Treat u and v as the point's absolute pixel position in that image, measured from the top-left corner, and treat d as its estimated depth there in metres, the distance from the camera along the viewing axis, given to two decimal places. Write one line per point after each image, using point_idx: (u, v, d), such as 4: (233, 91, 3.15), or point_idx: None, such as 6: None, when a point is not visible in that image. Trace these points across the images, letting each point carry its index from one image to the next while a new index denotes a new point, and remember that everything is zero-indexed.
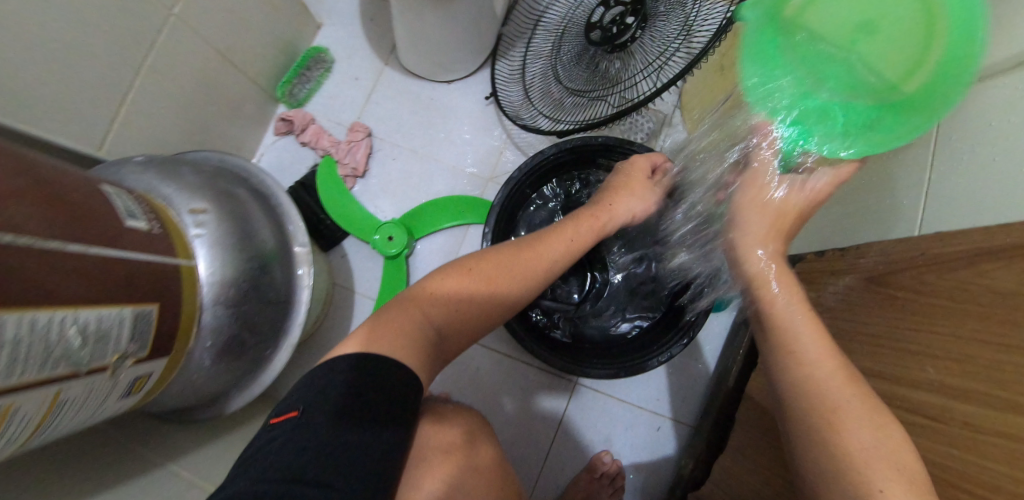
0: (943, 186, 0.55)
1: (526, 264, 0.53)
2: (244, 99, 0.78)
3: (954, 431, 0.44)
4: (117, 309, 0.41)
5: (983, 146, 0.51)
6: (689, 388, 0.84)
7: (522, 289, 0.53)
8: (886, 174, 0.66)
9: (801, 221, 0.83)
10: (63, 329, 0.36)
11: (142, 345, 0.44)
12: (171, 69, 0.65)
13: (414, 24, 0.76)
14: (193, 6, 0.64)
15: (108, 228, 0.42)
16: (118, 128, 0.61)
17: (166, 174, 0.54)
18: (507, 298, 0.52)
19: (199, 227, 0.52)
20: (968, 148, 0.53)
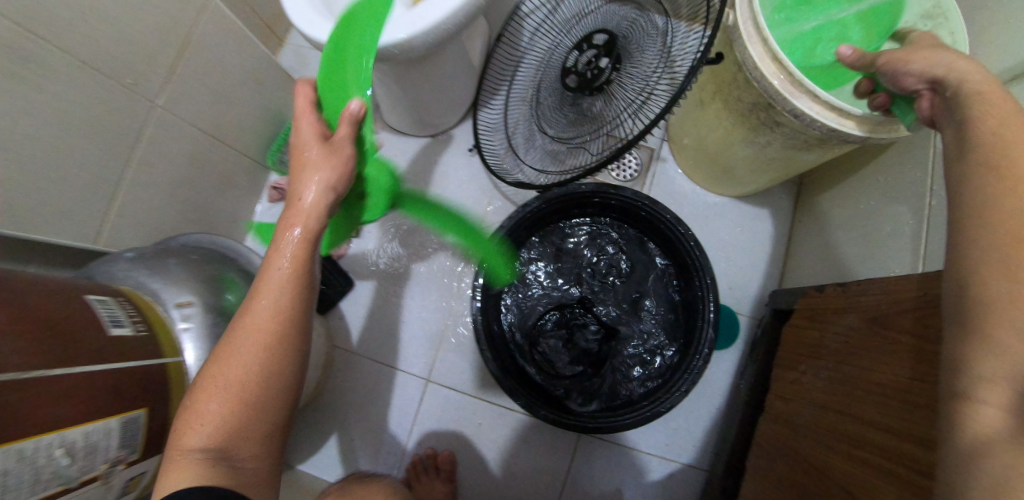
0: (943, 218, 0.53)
1: (244, 340, 0.44)
2: (234, 172, 0.80)
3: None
4: (104, 421, 0.42)
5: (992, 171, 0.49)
6: (699, 431, 0.81)
7: (251, 366, 0.44)
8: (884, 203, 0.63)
9: (805, 248, 0.79)
10: (50, 452, 0.38)
11: (131, 449, 0.45)
12: (158, 156, 0.67)
13: (391, 87, 0.77)
14: (176, 95, 0.67)
15: (94, 341, 0.43)
16: (111, 221, 0.63)
17: (154, 268, 0.56)
18: (253, 368, 0.44)
19: (186, 320, 0.54)
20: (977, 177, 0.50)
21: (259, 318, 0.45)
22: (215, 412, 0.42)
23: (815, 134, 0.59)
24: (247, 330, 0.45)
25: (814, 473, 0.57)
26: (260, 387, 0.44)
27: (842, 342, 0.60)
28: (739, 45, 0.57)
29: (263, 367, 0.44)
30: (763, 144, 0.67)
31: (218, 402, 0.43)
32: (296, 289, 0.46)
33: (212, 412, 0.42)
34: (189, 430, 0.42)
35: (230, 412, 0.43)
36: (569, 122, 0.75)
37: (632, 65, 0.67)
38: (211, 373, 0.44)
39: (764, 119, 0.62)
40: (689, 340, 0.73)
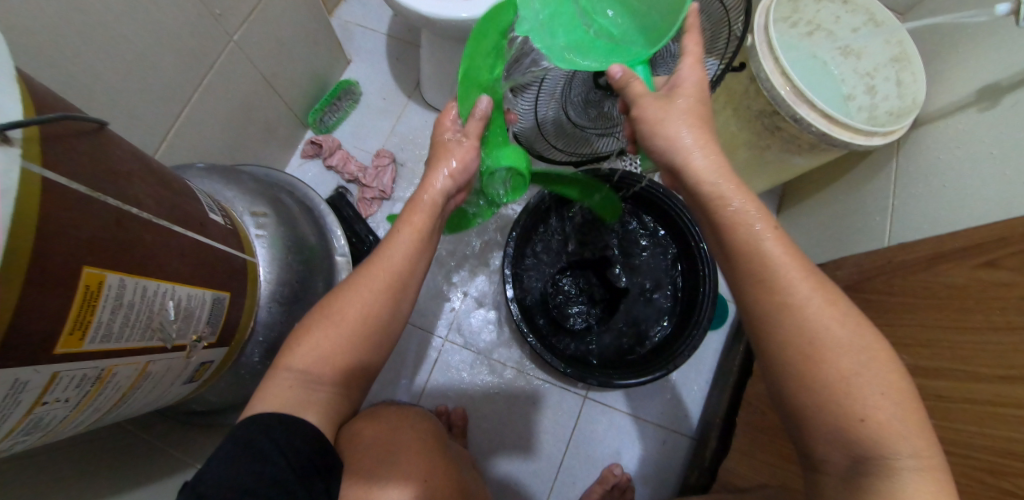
0: (915, 211, 0.68)
1: (359, 284, 0.49)
2: (277, 123, 0.83)
3: (933, 405, 0.52)
4: (203, 291, 0.43)
5: (950, 172, 0.65)
6: (689, 402, 0.89)
7: (368, 307, 0.48)
8: (863, 200, 0.79)
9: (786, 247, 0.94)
10: (163, 302, 0.38)
11: (216, 328, 0.46)
12: (222, 88, 0.69)
13: (442, 65, 0.85)
14: (248, 35, 0.70)
15: (198, 215, 0.45)
16: (170, 139, 0.64)
17: (226, 180, 0.58)
18: (365, 310, 0.48)
19: (259, 228, 0.56)
20: (941, 179, 0.66)
21: (382, 272, 0.50)
22: (324, 336, 0.47)
23: (808, 138, 0.72)
24: (369, 276, 0.50)
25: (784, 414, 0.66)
26: (367, 325, 0.48)
27: None
28: (754, 60, 0.72)
29: (377, 312, 0.49)
30: (762, 148, 0.81)
31: (325, 331, 0.47)
32: (415, 248, 0.52)
33: (323, 338, 0.47)
34: (302, 352, 0.46)
35: (334, 340, 0.47)
36: None
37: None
38: (327, 305, 0.49)
39: (766, 125, 0.76)
40: (691, 313, 0.81)
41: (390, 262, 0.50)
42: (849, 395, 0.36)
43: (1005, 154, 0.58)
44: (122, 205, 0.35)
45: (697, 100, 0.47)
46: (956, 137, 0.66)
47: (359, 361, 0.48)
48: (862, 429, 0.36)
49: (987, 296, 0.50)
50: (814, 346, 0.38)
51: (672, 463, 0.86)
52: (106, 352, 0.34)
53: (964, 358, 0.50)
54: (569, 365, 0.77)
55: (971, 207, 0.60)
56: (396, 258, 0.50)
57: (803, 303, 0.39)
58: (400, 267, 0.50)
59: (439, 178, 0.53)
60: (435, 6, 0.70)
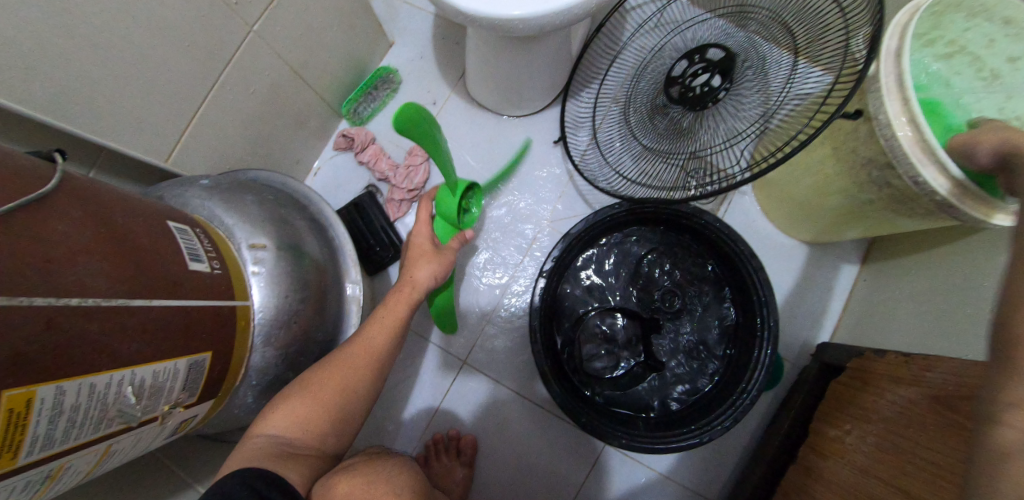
0: None
1: (336, 364, 0.52)
2: (308, 113, 0.77)
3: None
4: (174, 362, 0.39)
5: None
6: (718, 464, 0.81)
7: (347, 382, 0.52)
8: None
9: (865, 308, 0.79)
10: (121, 389, 0.34)
11: (194, 389, 0.43)
12: (241, 83, 0.64)
13: (488, 60, 0.74)
14: (274, 23, 0.63)
15: (174, 273, 0.40)
16: (186, 140, 0.60)
17: (229, 203, 0.53)
18: (346, 385, 0.52)
19: (258, 263, 0.52)
20: None
21: (360, 352, 0.54)
22: (306, 402, 0.49)
23: (929, 205, 0.57)
24: (350, 354, 0.54)
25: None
26: (342, 403, 0.51)
27: (899, 412, 0.58)
28: (875, 97, 0.55)
29: (348, 386, 0.52)
30: (862, 201, 0.66)
31: (301, 400, 0.49)
32: (395, 329, 0.58)
33: (299, 409, 0.48)
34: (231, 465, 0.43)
35: (310, 418, 0.49)
36: (658, 133, 0.72)
37: (738, 91, 0.63)
38: (304, 380, 0.51)
39: (874, 177, 0.60)
40: (739, 380, 0.71)
41: (366, 345, 0.55)
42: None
43: None
44: (55, 302, 0.30)
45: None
46: None
47: (321, 438, 0.49)
48: None
49: None
50: None
51: None
52: (49, 457, 0.31)
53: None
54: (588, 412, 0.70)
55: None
56: (378, 341, 0.56)
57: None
58: (382, 350, 0.56)
59: (424, 279, 0.62)
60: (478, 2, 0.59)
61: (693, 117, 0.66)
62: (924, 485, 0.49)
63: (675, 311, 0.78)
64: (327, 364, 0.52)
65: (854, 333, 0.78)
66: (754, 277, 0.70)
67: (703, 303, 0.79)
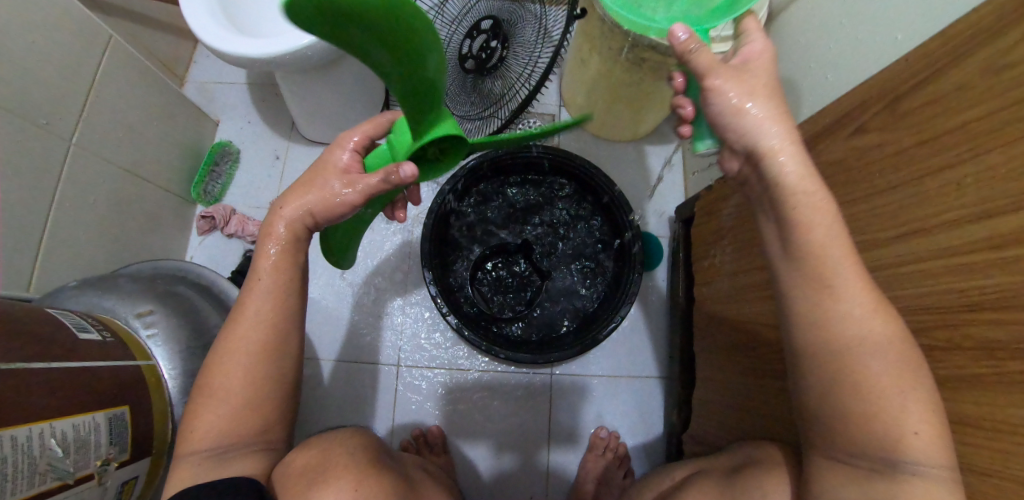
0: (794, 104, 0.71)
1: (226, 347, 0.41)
2: (159, 209, 0.80)
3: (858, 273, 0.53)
4: (92, 416, 0.42)
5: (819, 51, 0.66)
6: (650, 343, 0.91)
7: (247, 374, 0.40)
8: None
9: (694, 168, 0.94)
10: (44, 442, 0.37)
11: (124, 444, 0.45)
12: (80, 197, 0.67)
13: (306, 99, 0.82)
14: (92, 133, 0.67)
15: (64, 343, 0.43)
16: (40, 264, 0.62)
17: (103, 290, 0.56)
18: (244, 378, 0.40)
19: (150, 327, 0.54)
20: (814, 63, 0.67)
21: (246, 330, 0.41)
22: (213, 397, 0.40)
23: (673, 61, 0.72)
24: (232, 338, 0.41)
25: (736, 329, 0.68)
26: (255, 392, 0.41)
27: (734, 217, 0.71)
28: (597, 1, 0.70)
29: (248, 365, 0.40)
30: (638, 82, 0.80)
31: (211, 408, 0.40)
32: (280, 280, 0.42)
33: (212, 414, 0.40)
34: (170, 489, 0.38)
35: (227, 417, 0.40)
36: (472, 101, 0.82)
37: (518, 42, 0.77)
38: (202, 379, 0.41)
39: (632, 59, 0.75)
40: (623, 259, 0.81)
41: (255, 314, 0.41)
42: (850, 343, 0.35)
43: (856, 19, 0.60)
44: None
45: (769, 74, 0.40)
46: (805, 16, 0.70)
47: (264, 431, 0.42)
48: (914, 439, 0.33)
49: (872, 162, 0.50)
50: (877, 404, 0.34)
51: (650, 407, 0.89)
52: None
53: (869, 220, 0.51)
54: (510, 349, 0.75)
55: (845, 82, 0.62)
56: (266, 301, 0.42)
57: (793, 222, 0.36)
58: (280, 312, 0.42)
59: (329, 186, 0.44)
60: (266, 45, 0.67)
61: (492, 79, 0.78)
62: None
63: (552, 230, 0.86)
64: (215, 353, 0.41)
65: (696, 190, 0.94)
66: (594, 177, 0.81)
67: (577, 214, 0.87)
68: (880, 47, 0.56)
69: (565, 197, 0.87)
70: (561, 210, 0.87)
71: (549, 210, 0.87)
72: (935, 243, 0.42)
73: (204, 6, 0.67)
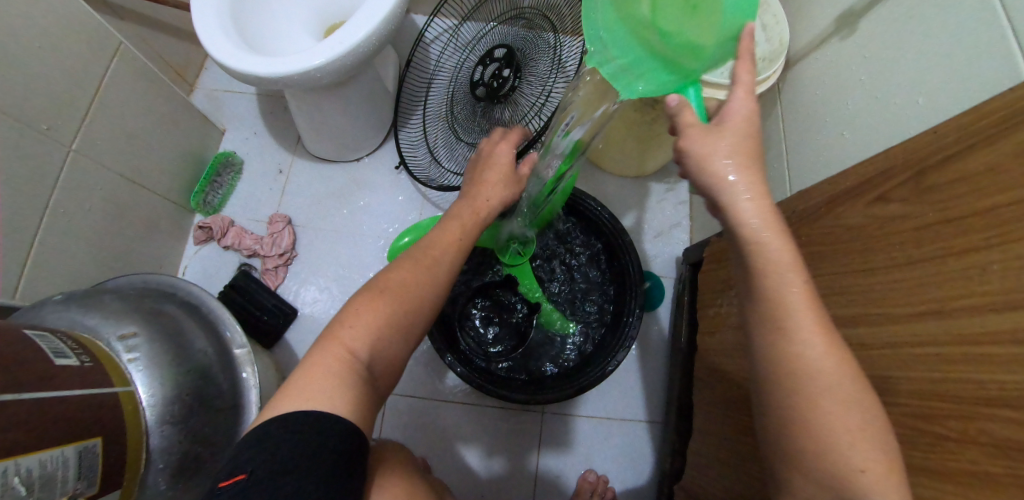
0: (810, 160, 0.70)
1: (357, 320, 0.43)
2: (157, 217, 0.79)
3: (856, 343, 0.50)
4: (60, 449, 0.40)
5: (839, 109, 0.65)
6: (646, 385, 0.89)
7: (366, 349, 0.42)
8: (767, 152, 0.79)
9: (702, 211, 0.93)
10: (5, 481, 0.35)
11: (92, 478, 0.43)
12: (76, 204, 0.65)
13: (314, 116, 0.81)
14: (94, 139, 0.66)
15: (38, 370, 0.42)
16: (28, 271, 0.60)
17: (87, 307, 0.54)
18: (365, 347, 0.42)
19: (132, 351, 0.53)
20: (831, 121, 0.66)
21: (385, 298, 0.44)
22: (341, 355, 0.41)
23: None
24: (366, 307, 0.44)
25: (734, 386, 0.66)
26: (367, 375, 0.42)
27: (742, 270, 0.70)
28: None
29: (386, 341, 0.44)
30: (649, 122, 0.78)
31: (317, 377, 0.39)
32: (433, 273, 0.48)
33: (325, 379, 0.39)
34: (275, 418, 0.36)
35: (337, 384, 0.39)
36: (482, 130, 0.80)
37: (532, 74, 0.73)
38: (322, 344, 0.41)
39: (644, 100, 0.73)
40: (623, 300, 0.79)
41: (399, 285, 0.46)
42: (840, 424, 0.32)
43: (876, 82, 0.59)
44: None
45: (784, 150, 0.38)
46: (825, 72, 0.70)
47: None
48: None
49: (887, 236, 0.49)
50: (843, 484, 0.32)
51: (641, 453, 0.86)
52: None
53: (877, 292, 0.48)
54: (502, 385, 0.73)
55: (860, 143, 0.60)
56: (405, 277, 0.47)
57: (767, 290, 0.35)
58: (414, 291, 0.46)
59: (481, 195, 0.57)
60: (276, 64, 0.66)
61: (502, 109, 0.76)
62: None
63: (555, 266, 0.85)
64: (337, 325, 0.43)
65: (702, 232, 0.92)
66: (599, 214, 0.80)
67: (581, 250, 0.86)
68: (900, 114, 0.55)
69: (570, 232, 0.86)
70: (564, 246, 0.86)
71: (552, 244, 0.86)
72: (937, 328, 0.39)
73: (216, 19, 0.66)
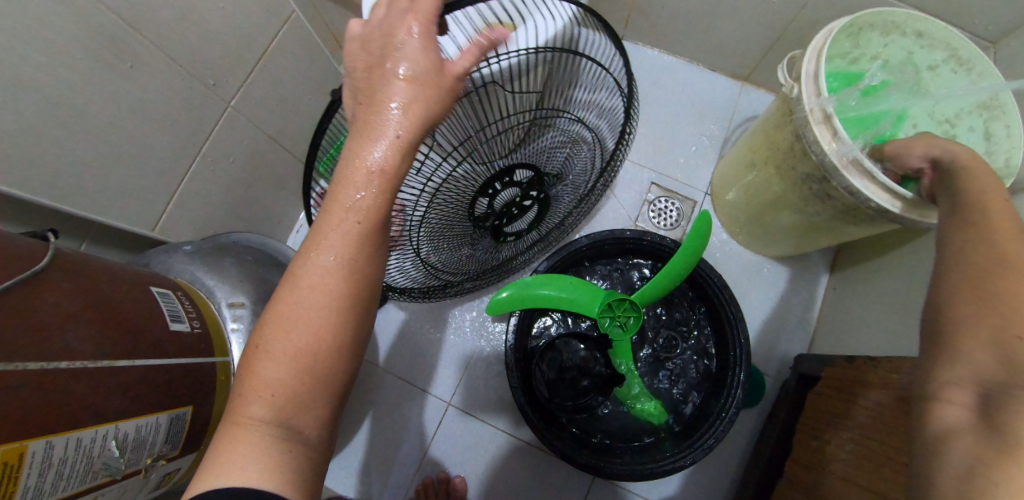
0: None
1: (284, 328, 0.37)
2: (286, 176, 0.83)
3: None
4: (155, 416, 0.42)
5: None
6: (712, 485, 0.80)
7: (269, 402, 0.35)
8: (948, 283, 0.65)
9: (837, 316, 0.79)
10: (104, 443, 0.38)
11: (175, 442, 0.46)
12: (223, 154, 0.69)
13: None
14: (250, 97, 0.69)
15: (156, 335, 0.44)
16: (171, 209, 0.65)
17: (210, 264, 0.57)
18: (286, 387, 0.36)
19: (236, 320, 0.55)
20: None
21: (286, 315, 0.37)
22: (271, 381, 0.36)
23: (867, 212, 0.60)
24: (273, 335, 0.37)
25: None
26: (295, 430, 0.36)
27: (869, 416, 0.57)
28: (801, 117, 0.60)
29: (326, 347, 0.37)
30: (810, 214, 0.69)
31: (243, 440, 0.34)
32: (351, 253, 0.38)
33: (246, 443, 0.34)
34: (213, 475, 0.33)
35: (273, 410, 0.35)
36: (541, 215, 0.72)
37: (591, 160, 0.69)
38: (250, 366, 0.37)
39: (816, 190, 0.64)
40: (720, 397, 0.72)
41: (306, 294, 0.37)
42: None
43: None
44: (42, 365, 0.33)
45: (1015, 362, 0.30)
46: None
47: None
48: None
49: None
50: None
51: None
52: None
53: None
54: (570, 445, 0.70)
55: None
56: (316, 287, 0.37)
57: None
58: (313, 310, 0.37)
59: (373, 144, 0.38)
60: None
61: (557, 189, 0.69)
62: (886, 482, 0.49)
63: (653, 334, 0.79)
64: (249, 362, 0.37)
65: (829, 340, 0.79)
66: (721, 297, 0.73)
67: (686, 328, 0.79)
68: None
69: (678, 304, 0.80)
70: (668, 318, 0.79)
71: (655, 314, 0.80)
72: None
73: None
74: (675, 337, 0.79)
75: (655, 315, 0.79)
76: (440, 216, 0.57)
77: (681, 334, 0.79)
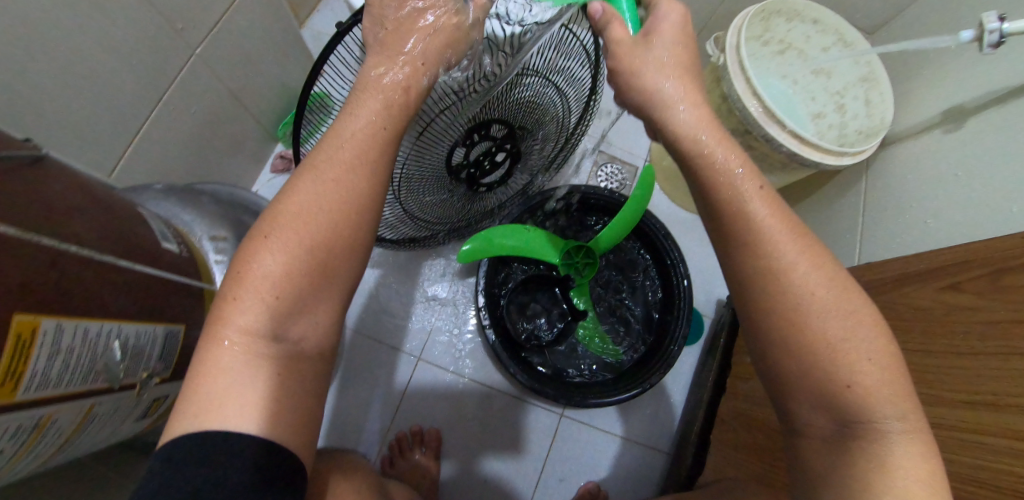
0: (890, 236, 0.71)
1: (291, 236, 0.36)
2: (244, 136, 0.82)
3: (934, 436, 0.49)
4: (153, 326, 0.42)
5: (931, 193, 0.66)
6: (664, 414, 0.90)
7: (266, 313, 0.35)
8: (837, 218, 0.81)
9: None
10: (108, 341, 0.37)
11: (168, 360, 0.45)
12: (184, 105, 0.67)
13: None
14: (213, 48, 0.68)
15: (151, 246, 0.43)
16: (130, 154, 0.62)
17: (185, 201, 0.56)
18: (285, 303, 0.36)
19: (219, 252, 0.54)
20: (920, 204, 0.67)
21: (290, 225, 0.37)
22: (274, 292, 0.36)
23: (780, 157, 0.74)
24: (276, 244, 0.36)
25: (761, 436, 0.67)
26: (293, 348, 0.37)
27: None
28: (727, 80, 0.72)
29: (328, 265, 0.37)
30: None
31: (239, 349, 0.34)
32: (361, 174, 0.39)
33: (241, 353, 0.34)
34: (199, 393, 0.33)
35: (271, 314, 0.35)
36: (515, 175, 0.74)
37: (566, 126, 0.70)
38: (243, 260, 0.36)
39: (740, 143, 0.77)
40: (668, 328, 0.81)
41: (310, 206, 0.37)
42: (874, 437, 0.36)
43: (973, 180, 0.60)
44: (57, 244, 0.33)
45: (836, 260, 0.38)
46: (914, 158, 0.71)
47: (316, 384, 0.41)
48: None
49: (963, 325, 0.50)
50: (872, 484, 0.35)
51: (646, 478, 0.87)
52: (43, 400, 0.32)
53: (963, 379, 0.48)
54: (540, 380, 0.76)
55: (951, 232, 0.61)
56: (321, 202, 0.37)
57: (819, 334, 0.36)
58: (315, 227, 0.37)
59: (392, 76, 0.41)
60: None
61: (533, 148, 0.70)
62: None
63: (608, 280, 0.87)
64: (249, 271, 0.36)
65: None
66: (664, 241, 0.83)
67: (636, 273, 0.88)
68: (1002, 212, 0.55)
69: (628, 253, 0.89)
70: (619, 265, 0.88)
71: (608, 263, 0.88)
72: None
73: None
74: (627, 282, 0.88)
75: (609, 263, 0.88)
76: (421, 166, 0.57)
77: (632, 279, 0.88)
